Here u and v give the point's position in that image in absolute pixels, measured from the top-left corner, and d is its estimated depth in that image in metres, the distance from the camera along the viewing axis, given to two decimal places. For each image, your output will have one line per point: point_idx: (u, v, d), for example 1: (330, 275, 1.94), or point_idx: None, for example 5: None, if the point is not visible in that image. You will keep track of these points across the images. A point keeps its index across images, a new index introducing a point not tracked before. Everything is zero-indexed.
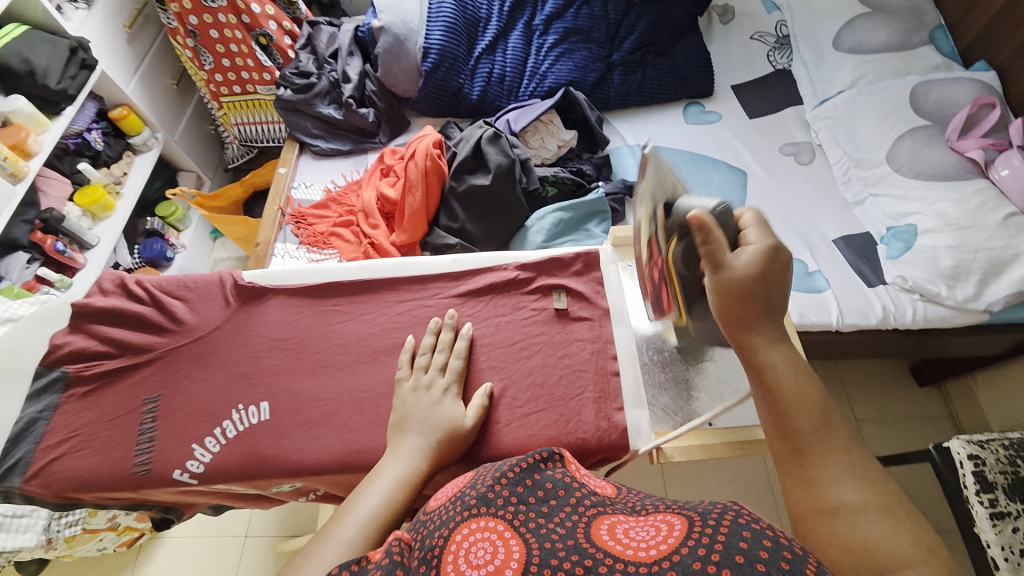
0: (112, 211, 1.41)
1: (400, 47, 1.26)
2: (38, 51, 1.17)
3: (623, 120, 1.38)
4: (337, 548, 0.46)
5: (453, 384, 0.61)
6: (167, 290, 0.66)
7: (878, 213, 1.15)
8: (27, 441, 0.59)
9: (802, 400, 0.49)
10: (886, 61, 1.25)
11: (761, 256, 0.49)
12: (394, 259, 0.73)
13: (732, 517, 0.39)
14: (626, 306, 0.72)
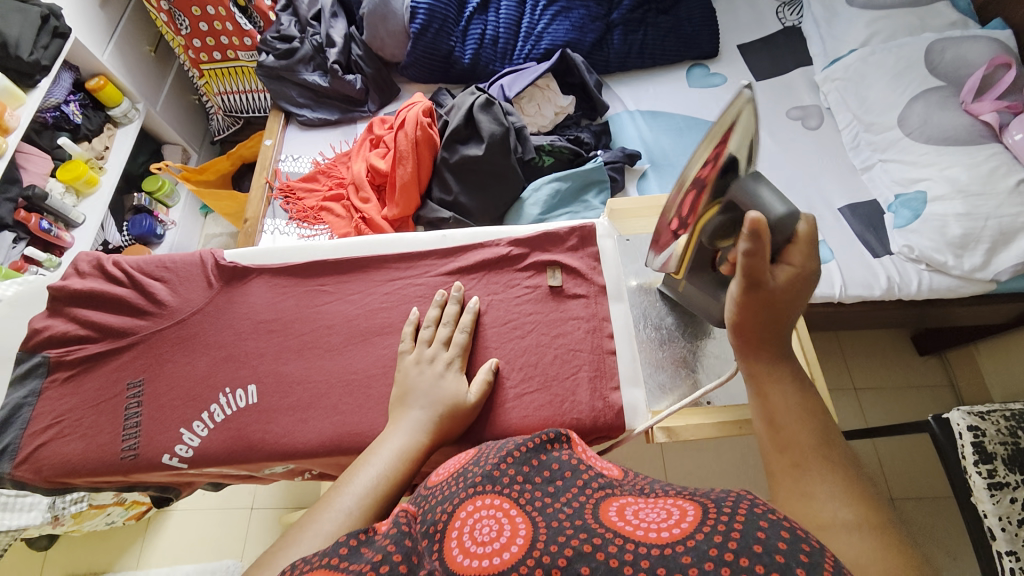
0: (96, 187, 1.37)
1: (386, 7, 1.19)
2: (9, 21, 1.11)
3: (623, 84, 1.31)
4: (334, 517, 0.45)
5: (457, 358, 0.60)
6: (147, 272, 0.64)
7: (886, 179, 1.10)
8: (14, 427, 0.59)
9: (800, 415, 0.51)
10: (901, 16, 1.18)
11: (800, 277, 0.51)
12: (382, 235, 0.70)
13: (748, 506, 0.39)
14: (622, 281, 0.70)
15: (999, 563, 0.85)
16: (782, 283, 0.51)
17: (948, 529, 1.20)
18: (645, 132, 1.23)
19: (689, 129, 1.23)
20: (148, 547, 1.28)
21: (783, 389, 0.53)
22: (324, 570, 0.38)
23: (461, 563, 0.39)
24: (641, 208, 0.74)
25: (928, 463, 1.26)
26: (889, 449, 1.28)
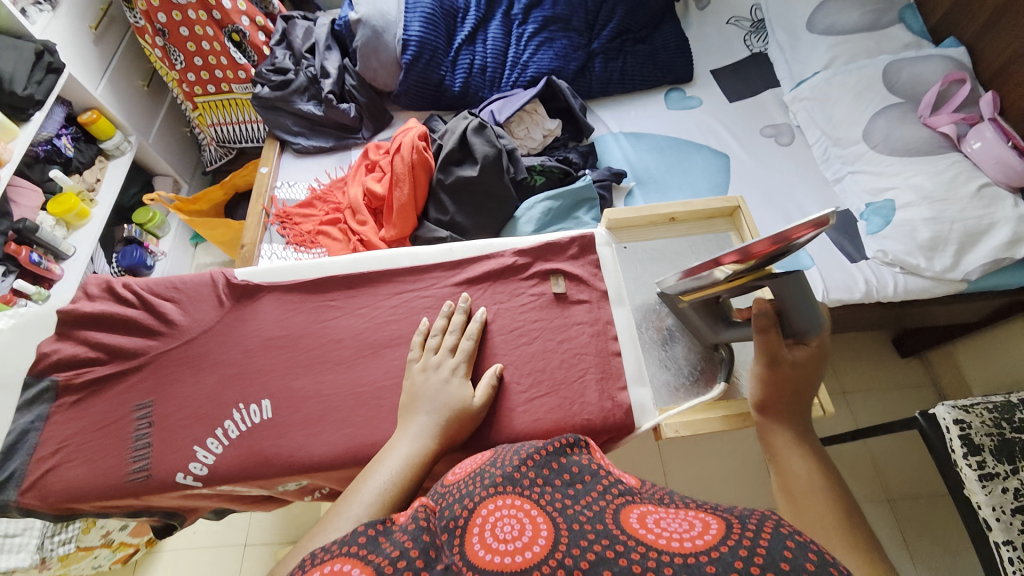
0: (86, 219, 1.37)
1: (378, 40, 1.23)
2: (3, 57, 1.13)
3: (606, 108, 1.38)
4: (346, 524, 0.45)
5: (462, 364, 0.61)
6: (156, 292, 0.65)
7: (856, 189, 1.17)
8: (21, 453, 0.58)
9: (817, 483, 0.53)
10: (858, 41, 1.28)
11: (814, 355, 0.59)
12: (388, 250, 0.72)
13: (773, 525, 0.40)
14: (623, 286, 0.73)
15: (997, 553, 0.87)
16: (800, 358, 0.59)
17: (947, 527, 1.22)
18: (630, 152, 1.29)
19: (672, 148, 1.30)
20: None
21: (801, 457, 0.56)
22: (347, 558, 0.39)
23: (483, 557, 0.40)
24: (638, 216, 0.77)
25: (921, 461, 1.29)
26: (882, 448, 1.31)
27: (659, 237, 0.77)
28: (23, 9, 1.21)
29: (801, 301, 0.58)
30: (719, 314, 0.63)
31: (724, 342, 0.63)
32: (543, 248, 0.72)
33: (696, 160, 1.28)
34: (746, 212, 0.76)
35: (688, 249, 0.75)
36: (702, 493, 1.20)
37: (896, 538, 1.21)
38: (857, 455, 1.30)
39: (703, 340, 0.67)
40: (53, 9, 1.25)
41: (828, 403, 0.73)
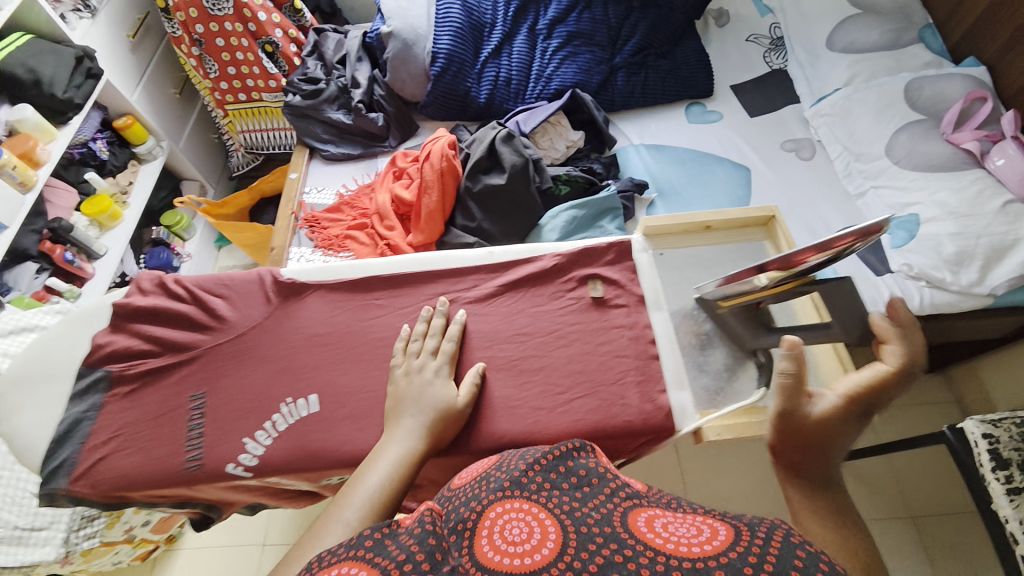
0: (119, 220, 1.39)
1: (408, 52, 1.27)
2: (43, 61, 1.17)
3: (628, 121, 1.40)
4: (340, 530, 0.46)
5: (445, 365, 0.62)
6: (207, 289, 0.67)
7: (879, 204, 1.18)
8: (73, 441, 0.60)
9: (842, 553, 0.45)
10: (878, 59, 1.30)
11: (839, 410, 0.55)
12: (427, 253, 0.74)
13: (783, 535, 0.39)
14: (659, 292, 0.73)
15: None
16: (821, 412, 0.55)
17: (974, 547, 1.19)
18: (651, 164, 1.31)
19: (694, 160, 1.32)
20: None
21: (823, 522, 0.49)
22: (352, 563, 0.39)
23: (491, 558, 0.41)
24: (675, 224, 0.78)
25: (947, 477, 1.27)
26: (905, 465, 1.29)
27: (694, 245, 0.80)
28: (64, 15, 1.26)
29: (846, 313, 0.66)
30: (760, 321, 0.66)
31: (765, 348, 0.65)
32: (582, 253, 0.73)
33: (717, 173, 1.30)
34: (782, 223, 0.78)
35: (723, 259, 0.78)
36: (723, 507, 1.19)
37: (920, 558, 1.19)
38: (879, 472, 1.28)
39: (742, 347, 0.69)
40: (92, 16, 1.30)
41: None
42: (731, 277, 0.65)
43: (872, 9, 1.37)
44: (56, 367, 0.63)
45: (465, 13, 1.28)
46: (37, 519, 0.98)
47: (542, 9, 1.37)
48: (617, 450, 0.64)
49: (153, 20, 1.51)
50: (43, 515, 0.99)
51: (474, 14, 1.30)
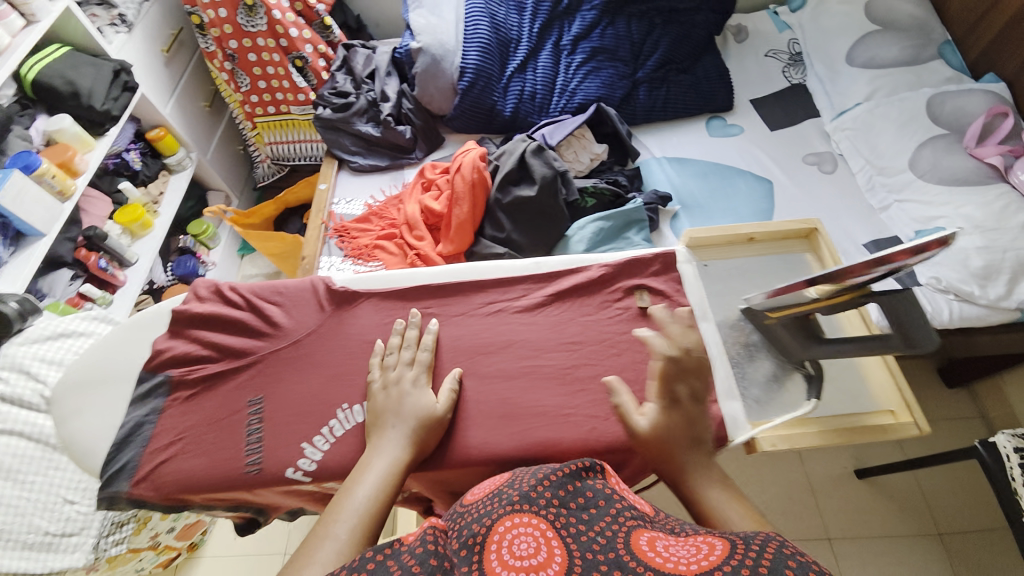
0: (150, 229, 1.43)
1: (437, 67, 1.30)
2: (82, 73, 1.20)
3: (650, 134, 1.43)
4: (333, 545, 0.47)
5: (423, 374, 0.62)
6: (263, 297, 0.69)
7: (904, 217, 1.19)
8: (134, 445, 0.62)
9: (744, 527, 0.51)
10: (899, 74, 1.31)
11: (661, 416, 0.58)
12: (472, 263, 0.75)
13: (777, 547, 0.39)
14: (705, 302, 0.74)
15: None
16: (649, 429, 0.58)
17: (1006, 566, 1.17)
18: (674, 177, 1.33)
19: (716, 174, 1.33)
20: None
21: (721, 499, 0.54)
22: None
23: (498, 572, 0.42)
24: (716, 237, 0.84)
25: (974, 492, 1.25)
26: (932, 481, 1.27)
27: (738, 256, 0.84)
28: (101, 28, 1.29)
29: (912, 328, 0.58)
30: (808, 331, 0.66)
31: (816, 359, 0.65)
32: (628, 264, 0.74)
33: (740, 186, 1.31)
34: (824, 235, 0.83)
35: (766, 269, 0.83)
36: None
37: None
38: (905, 486, 1.27)
39: (791, 357, 0.69)
40: (129, 31, 1.33)
41: (926, 425, 0.74)
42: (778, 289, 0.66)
43: (892, 26, 1.39)
44: (119, 371, 0.66)
45: (493, 29, 1.31)
46: (69, 523, 0.93)
47: (567, 26, 1.40)
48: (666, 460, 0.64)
49: (185, 35, 1.54)
50: (76, 520, 0.93)
51: (501, 30, 1.33)
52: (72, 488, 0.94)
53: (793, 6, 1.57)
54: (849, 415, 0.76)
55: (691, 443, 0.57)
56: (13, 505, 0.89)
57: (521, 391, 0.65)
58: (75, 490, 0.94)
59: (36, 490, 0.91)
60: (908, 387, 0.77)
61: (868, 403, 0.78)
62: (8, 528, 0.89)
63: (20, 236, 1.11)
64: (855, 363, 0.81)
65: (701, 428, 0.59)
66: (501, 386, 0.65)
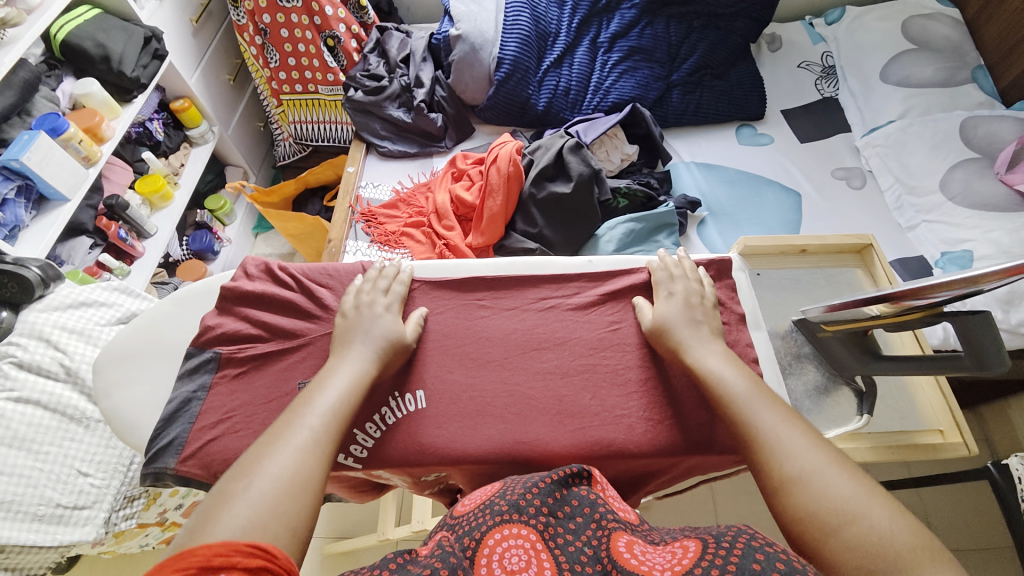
0: (169, 201, 1.41)
1: (474, 56, 1.29)
2: (114, 38, 1.17)
3: (679, 138, 1.42)
4: (308, 433, 0.50)
5: (395, 303, 0.66)
6: (313, 278, 0.69)
7: (932, 238, 1.19)
8: (181, 421, 0.61)
9: (737, 378, 0.57)
10: (932, 95, 1.32)
11: (661, 309, 0.66)
12: (525, 257, 0.76)
13: (746, 540, 0.40)
14: (756, 312, 0.74)
15: None
16: (654, 322, 0.66)
17: None
18: (702, 183, 1.32)
19: (745, 183, 1.32)
20: None
21: (716, 361, 0.60)
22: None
23: None
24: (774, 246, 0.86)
25: (979, 512, 1.26)
26: (935, 500, 1.28)
27: (791, 266, 0.86)
28: None
29: (988, 349, 0.60)
30: (865, 348, 0.72)
31: (873, 374, 0.71)
32: None
33: (769, 196, 1.30)
34: (877, 251, 0.85)
35: (818, 280, 0.85)
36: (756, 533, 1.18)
37: None
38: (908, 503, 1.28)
39: (842, 370, 0.74)
40: None
41: (974, 445, 0.77)
42: (836, 305, 0.68)
43: (927, 47, 1.39)
44: (169, 345, 0.68)
45: (532, 22, 1.30)
46: (82, 496, 0.90)
47: (604, 23, 1.39)
48: (710, 467, 0.65)
49: (216, 6, 1.50)
50: (89, 493, 0.90)
51: (540, 23, 1.32)
52: (88, 460, 0.92)
53: (829, 18, 1.56)
54: (896, 431, 0.79)
55: (693, 326, 0.64)
56: (25, 475, 0.86)
57: (571, 390, 0.65)
58: (89, 463, 0.92)
59: (50, 461, 0.89)
60: (960, 409, 0.79)
61: (916, 422, 0.80)
62: (20, 499, 0.85)
63: (42, 200, 1.09)
64: (904, 382, 0.84)
65: (701, 309, 0.66)
66: (561, 383, 0.65)
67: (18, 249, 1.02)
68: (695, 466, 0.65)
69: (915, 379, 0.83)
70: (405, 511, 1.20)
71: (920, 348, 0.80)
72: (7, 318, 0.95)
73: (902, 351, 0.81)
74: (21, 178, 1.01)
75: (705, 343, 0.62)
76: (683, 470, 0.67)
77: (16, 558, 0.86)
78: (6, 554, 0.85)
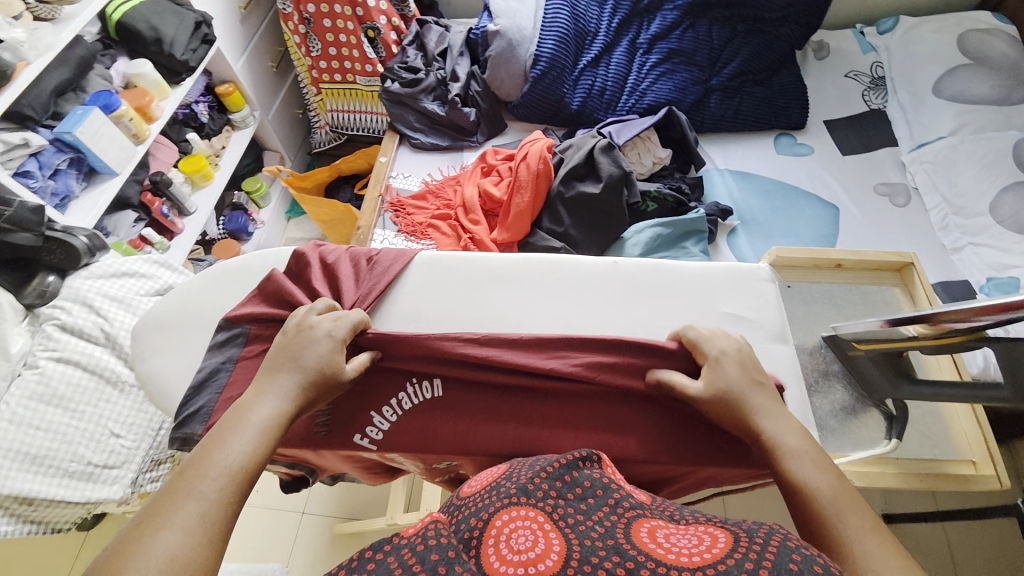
0: (210, 181, 1.46)
1: (511, 52, 1.29)
2: (166, 21, 1.22)
3: (714, 144, 1.39)
4: (197, 505, 0.43)
5: (342, 330, 0.60)
6: (362, 258, 0.74)
7: (977, 262, 1.13)
8: (209, 390, 0.64)
9: (816, 465, 0.50)
10: (988, 112, 1.25)
11: (709, 371, 0.59)
12: (550, 254, 0.76)
13: (780, 540, 0.37)
14: (784, 325, 0.73)
15: None
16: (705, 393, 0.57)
17: None
18: (735, 191, 1.29)
19: (780, 193, 1.28)
20: None
21: (793, 437, 0.53)
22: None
23: (496, 569, 0.39)
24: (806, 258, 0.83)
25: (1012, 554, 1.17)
26: (962, 538, 1.19)
27: (824, 281, 0.84)
28: None
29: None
30: (899, 370, 0.69)
31: (905, 398, 0.68)
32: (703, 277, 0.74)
33: (804, 209, 1.26)
34: (919, 270, 0.81)
35: (853, 296, 0.82)
36: None
37: None
38: (933, 540, 1.18)
39: (872, 392, 0.72)
40: None
41: (1006, 478, 0.73)
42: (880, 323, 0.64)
43: (985, 62, 1.32)
44: (202, 317, 0.71)
45: (572, 20, 1.30)
46: (112, 456, 0.95)
47: (645, 24, 1.37)
48: (726, 479, 0.64)
49: None
50: (119, 453, 0.95)
51: (579, 22, 1.32)
52: (120, 422, 0.97)
53: (881, 27, 1.50)
54: (924, 458, 0.75)
55: (755, 387, 0.58)
56: (60, 432, 0.91)
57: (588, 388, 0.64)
58: (121, 425, 0.96)
59: (86, 420, 0.93)
60: (994, 439, 0.76)
61: (948, 451, 0.76)
62: (55, 454, 0.90)
63: (92, 173, 1.15)
64: (936, 408, 0.80)
65: (759, 372, 0.59)
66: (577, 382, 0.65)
67: (68, 219, 1.08)
68: (710, 477, 0.64)
69: (950, 407, 0.79)
70: (414, 499, 1.21)
71: (959, 375, 0.76)
72: (53, 284, 1.00)
73: (939, 376, 0.77)
74: (74, 151, 1.07)
75: (772, 408, 0.56)
76: (698, 480, 0.65)
77: (43, 511, 0.90)
78: (33, 506, 0.89)
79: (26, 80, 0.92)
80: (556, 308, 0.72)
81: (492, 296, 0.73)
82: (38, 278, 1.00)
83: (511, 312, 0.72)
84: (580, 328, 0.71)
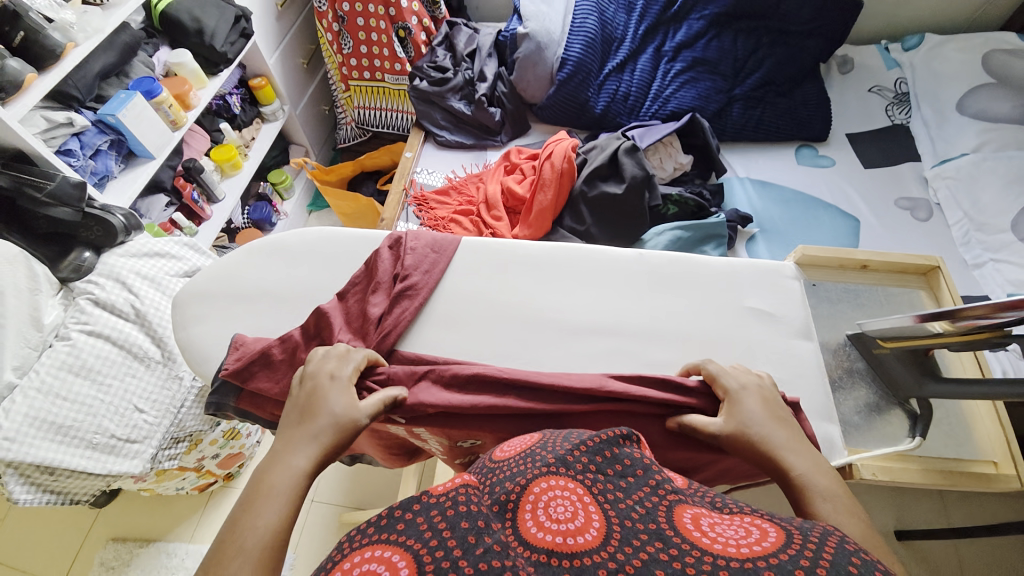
0: (238, 170, 1.50)
1: (539, 55, 1.32)
2: (208, 13, 1.27)
3: (734, 153, 1.40)
4: None
5: (346, 367, 0.60)
6: (396, 276, 0.72)
7: (999, 278, 1.13)
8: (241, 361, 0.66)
9: (844, 504, 0.49)
10: (1012, 131, 1.25)
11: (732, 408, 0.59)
12: (576, 246, 0.78)
13: (838, 542, 0.38)
14: (809, 322, 0.74)
15: None
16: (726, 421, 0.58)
17: None
18: (755, 199, 1.30)
19: (800, 204, 1.29)
20: (203, 521, 1.26)
21: (818, 475, 0.52)
22: (384, 545, 0.39)
23: (535, 534, 0.41)
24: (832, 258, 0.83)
25: None
26: (973, 555, 1.16)
27: (849, 282, 0.84)
28: None
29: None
30: (925, 368, 0.71)
31: (928, 397, 0.69)
32: (727, 274, 0.75)
33: (824, 220, 1.26)
34: (945, 274, 0.82)
35: (877, 298, 0.82)
36: None
37: None
38: (944, 555, 1.16)
39: (897, 391, 0.73)
40: None
41: None
42: (895, 323, 0.68)
43: (1009, 82, 1.33)
44: (239, 291, 0.74)
45: (599, 26, 1.32)
46: (134, 430, 0.97)
47: (670, 33, 1.40)
48: (747, 471, 0.63)
49: None
50: (141, 428, 0.97)
51: (607, 28, 1.34)
52: (143, 398, 0.99)
53: (906, 43, 1.50)
54: (947, 457, 0.75)
55: (780, 427, 0.57)
56: (86, 403, 0.93)
57: (613, 375, 0.65)
58: (145, 401, 0.98)
59: (111, 394, 0.96)
60: (1017, 442, 0.75)
61: (971, 451, 0.76)
62: (79, 425, 0.92)
63: (131, 155, 1.19)
64: (960, 409, 0.80)
65: (786, 416, 0.59)
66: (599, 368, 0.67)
67: (105, 197, 1.12)
68: (729, 470, 0.64)
69: (972, 407, 0.79)
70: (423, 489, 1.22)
71: (982, 374, 0.76)
72: (88, 259, 1.04)
73: (962, 375, 0.77)
74: (115, 133, 1.11)
75: (795, 447, 0.55)
76: (715, 474, 0.66)
77: (64, 482, 0.92)
78: (55, 476, 0.91)
79: (75, 61, 0.96)
80: (579, 297, 0.74)
81: (520, 283, 0.75)
82: (74, 253, 1.03)
83: (537, 299, 0.73)
84: (604, 318, 0.72)
